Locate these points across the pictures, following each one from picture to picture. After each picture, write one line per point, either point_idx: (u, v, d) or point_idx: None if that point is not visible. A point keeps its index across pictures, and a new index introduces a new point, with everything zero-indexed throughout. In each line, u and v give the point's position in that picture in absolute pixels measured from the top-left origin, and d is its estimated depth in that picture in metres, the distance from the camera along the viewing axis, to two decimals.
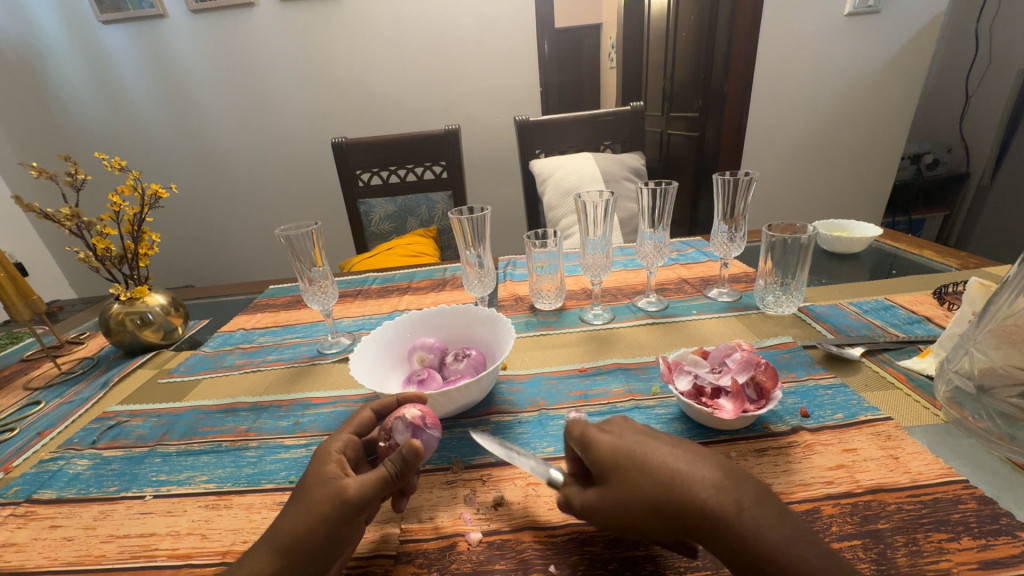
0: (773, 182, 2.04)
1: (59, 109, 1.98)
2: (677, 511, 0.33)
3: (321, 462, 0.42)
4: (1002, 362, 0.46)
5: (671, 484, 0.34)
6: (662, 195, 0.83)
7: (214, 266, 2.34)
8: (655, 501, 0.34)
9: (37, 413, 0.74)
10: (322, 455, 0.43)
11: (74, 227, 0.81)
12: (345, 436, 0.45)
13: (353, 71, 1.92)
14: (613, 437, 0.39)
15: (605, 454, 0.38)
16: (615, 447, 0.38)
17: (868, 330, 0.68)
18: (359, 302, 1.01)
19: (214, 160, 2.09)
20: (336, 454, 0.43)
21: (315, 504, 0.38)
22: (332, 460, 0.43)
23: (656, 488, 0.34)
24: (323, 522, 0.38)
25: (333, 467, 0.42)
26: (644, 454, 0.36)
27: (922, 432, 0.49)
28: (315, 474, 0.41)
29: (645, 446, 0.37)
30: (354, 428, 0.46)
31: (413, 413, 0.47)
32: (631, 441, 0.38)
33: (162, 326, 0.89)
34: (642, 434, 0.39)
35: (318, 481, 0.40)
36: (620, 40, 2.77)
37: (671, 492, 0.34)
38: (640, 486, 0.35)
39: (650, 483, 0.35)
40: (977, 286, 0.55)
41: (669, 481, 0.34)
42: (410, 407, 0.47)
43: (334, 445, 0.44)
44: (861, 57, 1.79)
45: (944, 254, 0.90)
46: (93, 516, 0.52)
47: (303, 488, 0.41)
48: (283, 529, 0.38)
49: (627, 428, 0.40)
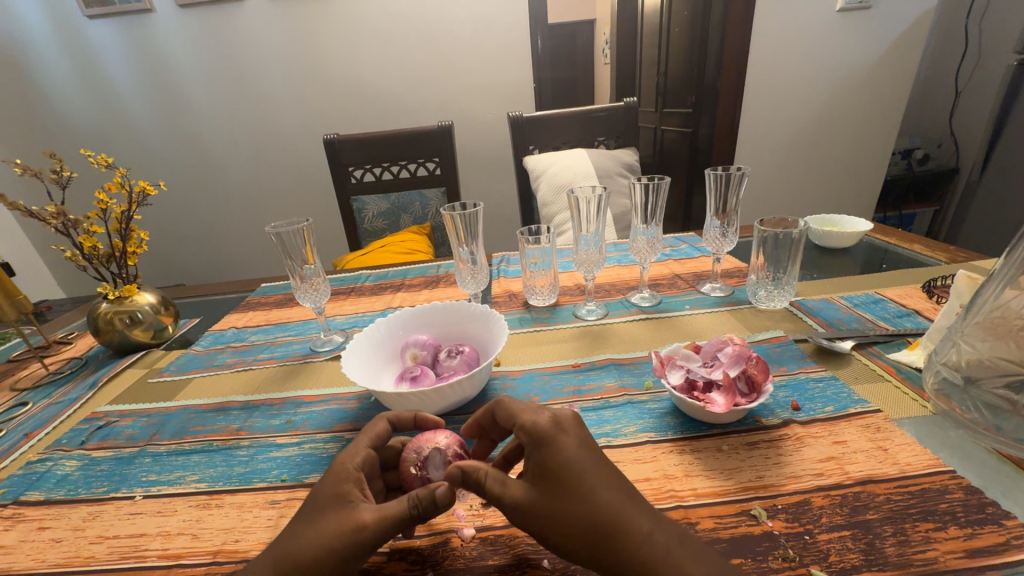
0: (766, 178, 2.05)
1: (45, 106, 1.95)
2: (605, 543, 0.33)
3: (340, 480, 0.41)
4: (989, 354, 0.47)
5: (611, 518, 0.34)
6: (655, 190, 0.83)
7: (205, 264, 2.32)
8: (588, 526, 0.34)
9: (24, 414, 0.73)
10: (340, 471, 0.42)
11: (60, 225, 0.80)
12: (363, 450, 0.44)
13: (344, 67, 1.90)
14: (574, 447, 0.37)
15: (557, 467, 0.36)
16: (571, 461, 0.36)
17: (858, 323, 0.69)
18: (352, 300, 1.01)
19: (204, 157, 2.07)
20: (355, 472, 0.42)
21: (335, 529, 0.37)
22: (351, 479, 0.41)
23: (596, 518, 0.34)
24: (342, 552, 0.36)
25: (352, 487, 0.41)
26: (595, 479, 0.35)
27: (911, 424, 0.49)
28: (333, 493, 0.40)
29: (590, 474, 0.35)
30: (372, 441, 0.45)
31: (451, 448, 0.46)
32: (588, 461, 0.36)
33: (152, 325, 0.88)
34: (599, 454, 0.37)
35: (337, 503, 0.39)
36: (614, 35, 2.77)
37: (608, 524, 0.33)
38: (581, 513, 0.34)
39: (592, 510, 0.34)
40: (965, 279, 0.55)
41: (610, 516, 0.34)
42: (439, 432, 0.47)
43: (353, 460, 0.43)
44: (852, 52, 1.80)
45: (934, 248, 0.91)
46: (81, 517, 0.51)
47: (317, 505, 0.39)
48: (291, 548, 0.37)
49: (587, 437, 0.38)
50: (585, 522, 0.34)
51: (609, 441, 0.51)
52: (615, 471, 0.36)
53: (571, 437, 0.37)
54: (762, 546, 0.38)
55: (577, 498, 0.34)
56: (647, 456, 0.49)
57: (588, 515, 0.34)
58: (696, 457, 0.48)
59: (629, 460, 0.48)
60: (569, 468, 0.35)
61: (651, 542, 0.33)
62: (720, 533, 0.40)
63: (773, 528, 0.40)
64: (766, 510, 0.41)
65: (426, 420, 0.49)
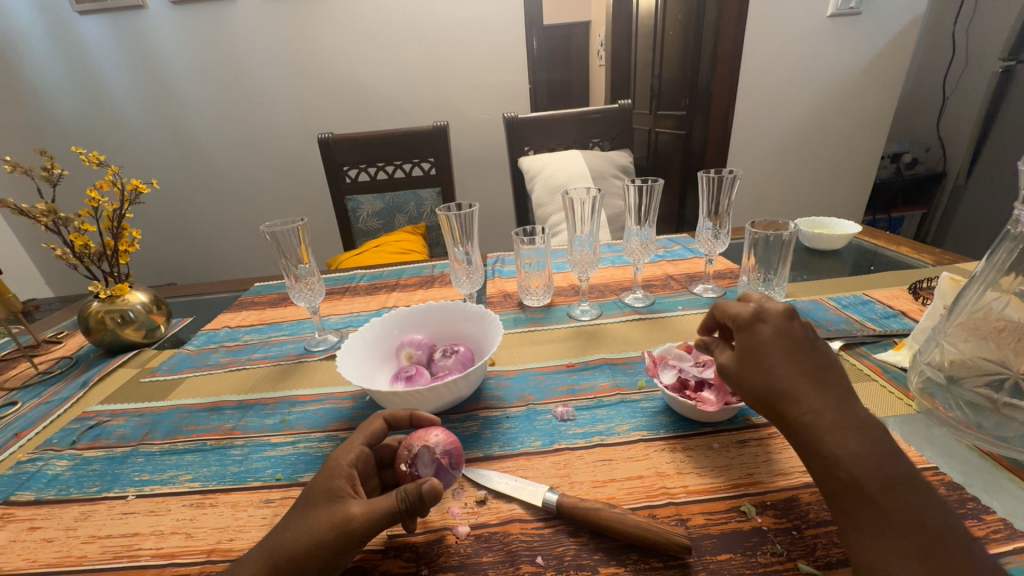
0: (758, 181, 2.07)
1: (34, 102, 1.92)
2: (778, 415, 0.41)
3: (333, 475, 0.42)
4: (971, 354, 0.48)
5: (782, 393, 0.40)
6: (648, 192, 0.84)
7: (197, 263, 2.30)
8: (763, 394, 0.42)
9: (14, 414, 0.72)
10: (334, 467, 0.42)
11: (51, 223, 0.79)
12: (358, 447, 0.44)
13: (339, 66, 1.90)
14: (765, 335, 0.43)
15: (751, 344, 0.43)
16: (758, 342, 0.43)
17: (846, 324, 0.70)
18: (347, 299, 1.01)
19: (197, 155, 2.05)
20: (347, 468, 0.42)
21: (323, 523, 0.38)
22: (342, 475, 0.42)
23: (770, 388, 0.41)
24: (330, 544, 0.37)
25: (344, 483, 0.41)
26: (775, 361, 0.42)
27: (896, 422, 0.50)
28: (326, 488, 0.41)
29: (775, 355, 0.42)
30: (367, 439, 0.45)
31: (440, 444, 0.46)
32: (775, 348, 0.42)
33: (144, 324, 0.88)
34: (794, 342, 0.42)
35: (329, 498, 0.40)
36: (608, 38, 2.78)
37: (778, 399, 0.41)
38: (762, 381, 0.42)
39: (765, 387, 0.42)
40: (948, 281, 0.57)
41: (788, 388, 0.40)
42: (432, 432, 0.47)
43: (346, 457, 0.43)
44: (843, 57, 1.82)
45: (920, 251, 0.92)
46: (73, 517, 0.51)
47: (310, 501, 0.40)
48: (284, 542, 0.38)
49: (786, 328, 0.43)
50: (755, 395, 0.42)
51: (603, 440, 0.52)
52: (807, 359, 0.41)
53: (770, 325, 0.43)
54: (751, 541, 0.39)
55: (752, 375, 0.43)
56: (640, 455, 0.49)
57: (762, 389, 0.42)
58: (687, 455, 0.49)
59: (622, 458, 0.49)
60: (760, 348, 0.43)
61: (816, 420, 0.38)
62: (710, 528, 0.41)
63: (763, 524, 0.40)
64: (755, 507, 0.42)
65: (419, 419, 0.49)
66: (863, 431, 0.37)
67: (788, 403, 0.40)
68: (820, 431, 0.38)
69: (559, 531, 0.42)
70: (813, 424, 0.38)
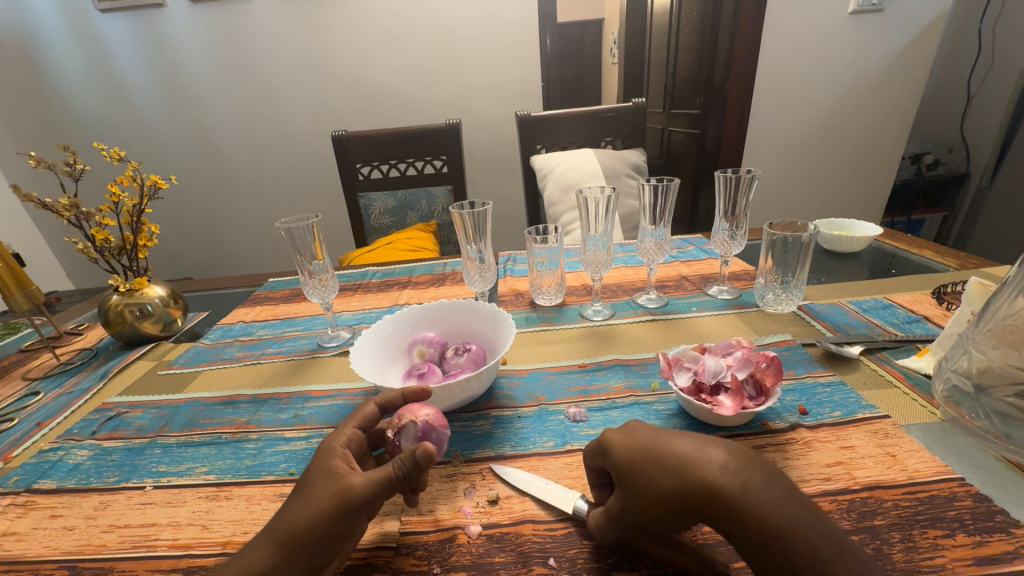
0: (773, 181, 2.04)
1: (57, 99, 1.97)
2: (698, 500, 0.34)
3: (328, 455, 0.42)
4: (1000, 361, 0.46)
5: (684, 472, 0.34)
6: (664, 192, 0.82)
7: (211, 258, 2.33)
8: (676, 492, 0.34)
9: (36, 403, 0.74)
10: (328, 448, 0.43)
11: (73, 218, 0.80)
12: (350, 429, 0.45)
13: (353, 64, 1.91)
14: (628, 436, 0.39)
15: (621, 463, 0.37)
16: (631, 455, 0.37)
17: (867, 329, 0.69)
18: (360, 296, 1.02)
19: (212, 152, 2.08)
20: (341, 448, 0.43)
21: (322, 496, 0.38)
22: (337, 455, 0.42)
23: (670, 485, 0.34)
24: (331, 515, 0.37)
25: (339, 462, 0.42)
26: (658, 445, 0.37)
27: (920, 430, 0.49)
28: (323, 466, 0.41)
29: (658, 443, 0.37)
30: (358, 422, 0.46)
31: (423, 419, 0.46)
32: (647, 436, 0.38)
33: (162, 317, 0.89)
34: (655, 432, 0.39)
35: (325, 474, 0.40)
36: (621, 36, 2.75)
37: (689, 481, 0.34)
38: (651, 479, 0.35)
39: (669, 475, 0.35)
40: (977, 286, 0.55)
41: (684, 470, 0.35)
42: (420, 407, 0.47)
43: (339, 440, 0.44)
44: (863, 55, 1.79)
45: (944, 255, 0.90)
46: (93, 506, 0.52)
47: (308, 478, 0.40)
48: (285, 522, 0.37)
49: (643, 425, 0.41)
50: (674, 488, 0.34)
51: None
52: (672, 439, 0.37)
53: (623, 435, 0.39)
54: None
55: (647, 481, 0.35)
56: None
57: (672, 483, 0.35)
58: None
59: None
60: (630, 460, 0.37)
61: (727, 475, 0.33)
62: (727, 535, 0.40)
63: None
64: None
65: (410, 394, 0.49)
66: (770, 484, 0.33)
67: (695, 477, 0.34)
68: (739, 489, 0.33)
69: (571, 534, 0.42)
70: (726, 485, 0.33)
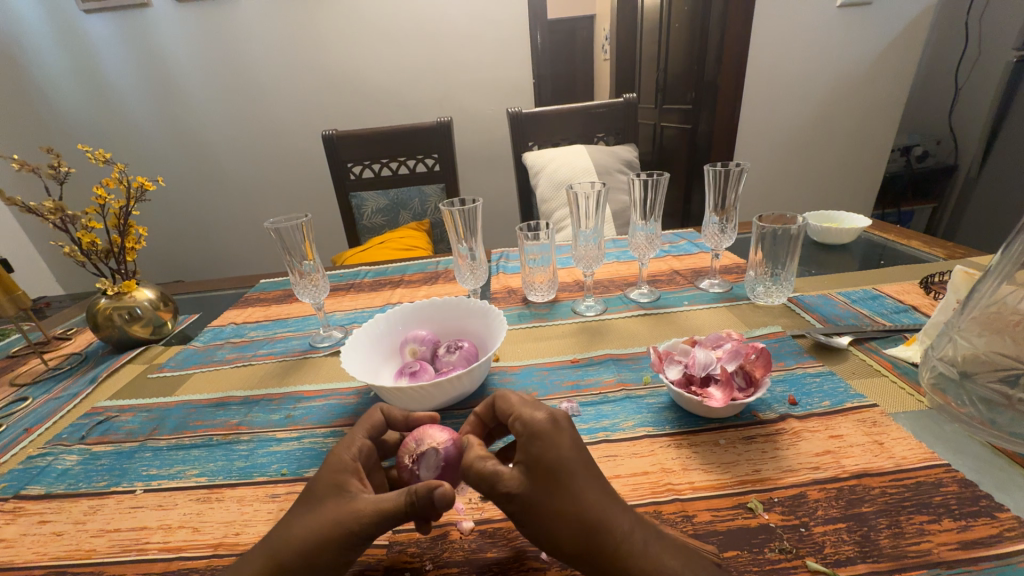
0: (764, 175, 2.05)
1: (42, 102, 1.94)
2: (593, 539, 0.33)
3: (338, 470, 0.41)
4: (985, 349, 0.47)
5: (597, 515, 0.33)
6: (653, 186, 0.82)
7: (202, 260, 2.31)
8: (579, 528, 0.33)
9: (24, 409, 0.73)
10: (338, 461, 0.41)
11: (59, 221, 0.79)
12: (361, 441, 0.43)
13: (343, 62, 1.89)
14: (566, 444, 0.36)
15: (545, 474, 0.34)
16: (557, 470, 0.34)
17: (856, 319, 0.69)
18: (352, 295, 1.01)
19: (202, 153, 2.06)
20: (353, 462, 0.42)
21: (332, 518, 0.37)
22: (348, 470, 0.41)
23: (578, 517, 0.33)
24: (341, 540, 0.37)
25: (350, 478, 0.40)
26: (586, 475, 0.35)
27: (907, 419, 0.50)
28: (333, 482, 0.40)
29: (585, 473, 0.35)
30: (369, 432, 0.44)
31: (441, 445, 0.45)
32: (581, 458, 0.36)
33: (151, 321, 0.88)
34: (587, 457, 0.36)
35: (336, 493, 0.39)
36: (612, 32, 2.75)
37: (597, 525, 0.33)
38: (562, 502, 0.34)
39: (583, 512, 0.33)
40: (961, 275, 0.55)
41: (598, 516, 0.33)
42: (439, 431, 0.46)
43: (350, 452, 0.42)
44: (850, 49, 1.80)
45: (932, 246, 0.91)
46: (83, 511, 0.51)
47: (317, 494, 0.39)
48: (291, 538, 0.37)
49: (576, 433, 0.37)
50: (580, 523, 0.33)
51: (607, 436, 0.52)
52: (598, 479, 0.35)
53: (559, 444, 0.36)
54: (758, 538, 0.38)
55: (559, 501, 0.34)
56: (645, 450, 0.49)
57: (581, 520, 0.33)
58: (693, 451, 0.48)
59: (627, 455, 0.49)
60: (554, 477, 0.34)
61: (633, 535, 0.33)
62: (716, 525, 0.40)
63: (770, 520, 0.40)
64: (762, 503, 0.41)
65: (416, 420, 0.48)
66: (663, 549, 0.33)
67: (605, 525, 0.33)
68: (638, 548, 0.33)
69: None
70: (627, 542, 0.33)
